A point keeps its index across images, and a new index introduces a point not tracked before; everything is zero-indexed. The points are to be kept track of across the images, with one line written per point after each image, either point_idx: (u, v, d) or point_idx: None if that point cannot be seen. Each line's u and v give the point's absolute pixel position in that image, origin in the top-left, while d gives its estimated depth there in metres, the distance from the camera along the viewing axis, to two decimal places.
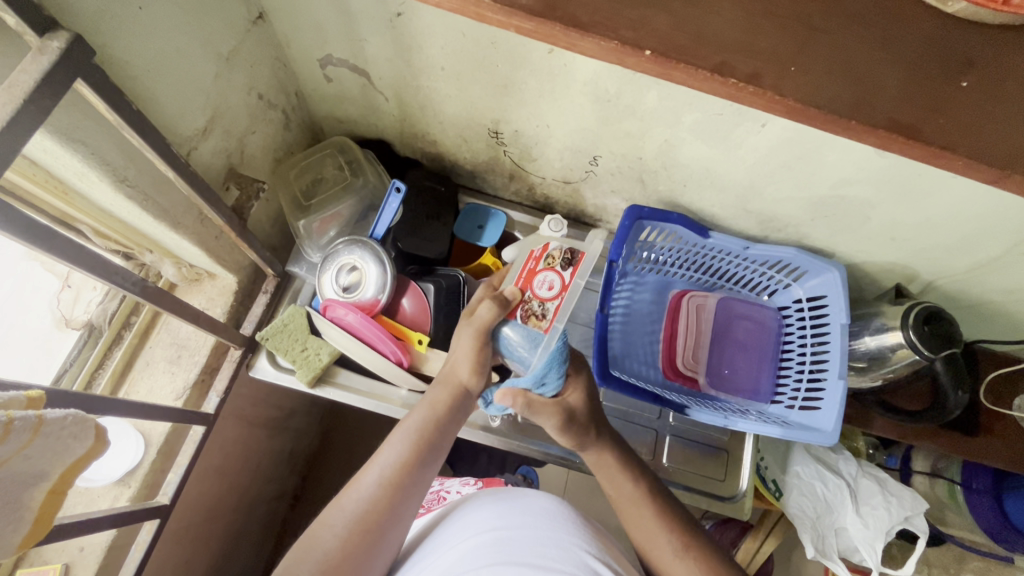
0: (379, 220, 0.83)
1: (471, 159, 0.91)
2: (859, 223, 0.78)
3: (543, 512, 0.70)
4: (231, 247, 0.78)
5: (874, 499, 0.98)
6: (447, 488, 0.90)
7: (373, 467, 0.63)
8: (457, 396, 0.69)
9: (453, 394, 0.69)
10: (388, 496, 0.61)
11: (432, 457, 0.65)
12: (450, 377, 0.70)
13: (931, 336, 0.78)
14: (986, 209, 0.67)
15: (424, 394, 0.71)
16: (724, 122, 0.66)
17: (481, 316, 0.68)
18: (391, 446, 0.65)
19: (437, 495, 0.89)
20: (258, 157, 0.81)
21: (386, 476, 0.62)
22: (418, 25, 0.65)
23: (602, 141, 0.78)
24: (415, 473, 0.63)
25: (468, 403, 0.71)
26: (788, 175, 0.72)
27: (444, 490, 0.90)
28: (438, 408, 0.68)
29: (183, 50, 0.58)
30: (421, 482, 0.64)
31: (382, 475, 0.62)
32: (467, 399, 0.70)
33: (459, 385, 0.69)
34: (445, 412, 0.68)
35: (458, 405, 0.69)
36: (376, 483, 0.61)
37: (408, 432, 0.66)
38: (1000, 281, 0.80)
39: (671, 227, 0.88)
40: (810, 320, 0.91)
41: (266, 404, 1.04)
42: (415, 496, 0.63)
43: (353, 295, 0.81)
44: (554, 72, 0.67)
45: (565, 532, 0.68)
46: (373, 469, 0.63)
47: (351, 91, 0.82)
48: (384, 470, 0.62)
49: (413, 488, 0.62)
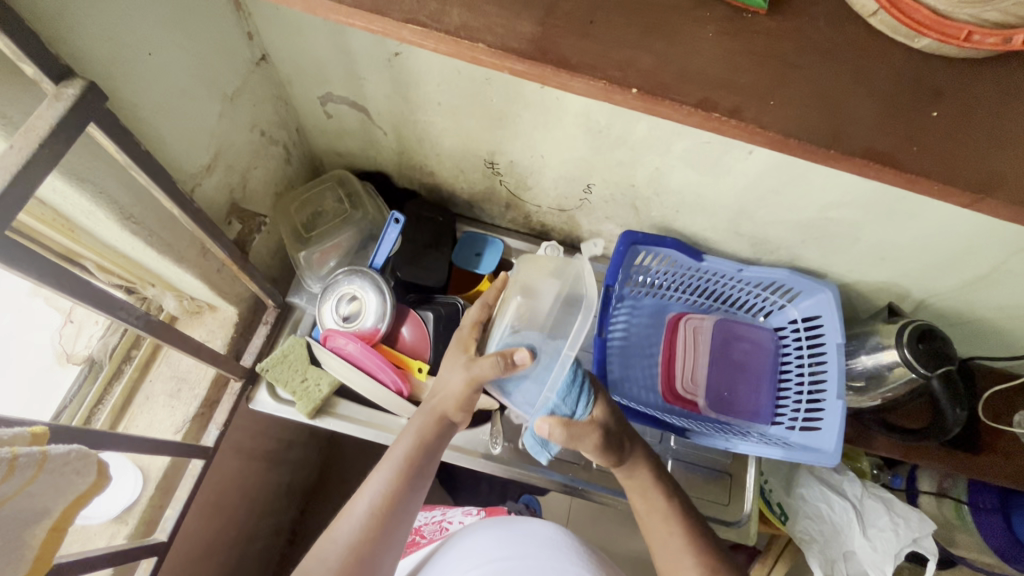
0: (379, 250, 0.84)
1: (468, 189, 0.94)
2: (849, 244, 0.80)
3: (543, 542, 0.71)
4: (232, 279, 0.79)
5: (880, 520, 0.97)
6: (449, 518, 0.89)
7: (363, 496, 0.63)
8: (442, 423, 0.69)
9: (435, 422, 0.68)
10: (378, 527, 0.62)
11: (419, 484, 0.66)
12: (431, 407, 0.69)
13: (926, 353, 0.78)
14: (970, 228, 0.69)
15: (410, 419, 0.70)
16: (712, 150, 0.69)
17: (480, 369, 0.63)
18: (378, 474, 0.65)
19: (438, 526, 0.88)
20: (260, 192, 0.82)
21: (376, 505, 0.62)
22: (416, 64, 0.68)
23: (595, 170, 0.80)
24: (404, 502, 0.64)
25: (451, 428, 0.70)
26: (778, 198, 0.74)
27: (445, 520, 0.89)
28: (422, 435, 0.67)
29: (190, 91, 0.61)
30: (409, 509, 0.64)
31: (371, 505, 0.62)
32: (449, 425, 0.69)
33: (443, 414, 0.68)
34: (430, 440, 0.68)
35: (443, 431, 0.69)
36: (367, 513, 0.62)
37: (397, 460, 0.65)
38: (991, 298, 0.82)
39: (666, 251, 0.90)
40: (806, 341, 0.92)
41: (265, 436, 1.04)
42: (403, 524, 0.64)
43: (353, 325, 0.82)
44: (547, 105, 0.70)
45: (566, 563, 0.69)
46: (362, 498, 0.63)
47: (350, 126, 0.85)
48: (374, 500, 0.63)
49: (402, 517, 0.64)
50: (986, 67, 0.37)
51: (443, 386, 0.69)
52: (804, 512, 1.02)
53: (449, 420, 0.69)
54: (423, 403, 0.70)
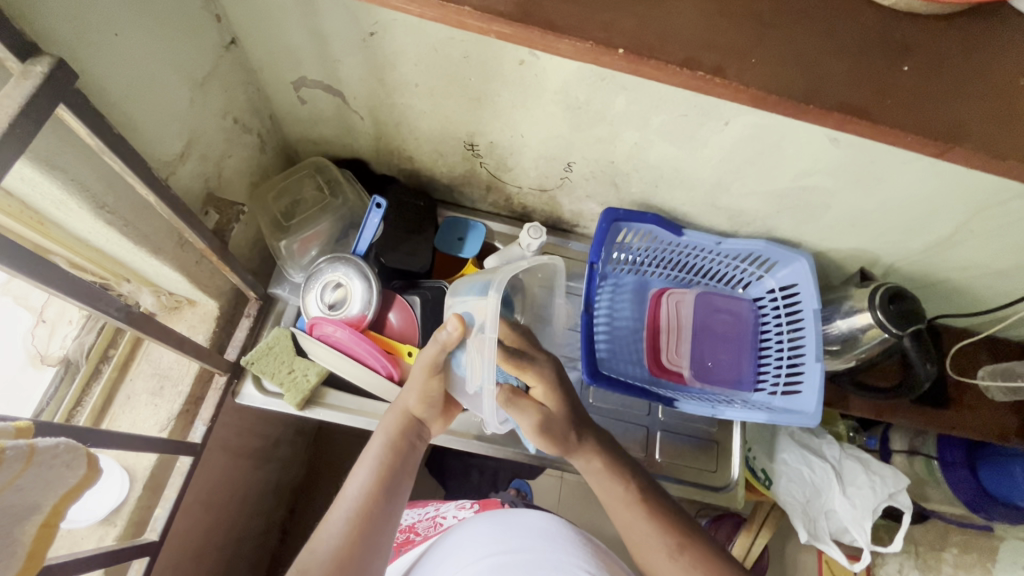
0: (361, 237, 0.83)
1: (448, 173, 0.94)
2: (822, 211, 0.83)
3: (539, 534, 0.73)
4: (211, 272, 0.77)
5: (859, 479, 1.07)
6: (443, 514, 0.92)
7: (341, 505, 0.63)
8: (409, 421, 0.71)
9: (402, 424, 0.70)
10: (359, 530, 0.61)
11: (397, 485, 0.66)
12: (395, 410, 0.72)
13: (897, 314, 0.82)
14: (931, 190, 0.73)
15: (379, 425, 0.72)
16: (689, 123, 0.71)
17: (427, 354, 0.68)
18: (354, 481, 0.65)
19: (432, 522, 0.90)
20: (235, 181, 0.80)
21: (354, 508, 0.62)
22: (392, 44, 0.68)
23: (575, 148, 0.82)
24: (383, 504, 0.64)
25: (420, 430, 0.72)
26: (753, 168, 0.77)
27: (439, 516, 0.91)
28: (391, 435, 0.69)
29: (160, 75, 0.59)
30: (390, 510, 0.64)
31: (349, 510, 0.62)
32: (417, 425, 0.72)
33: (408, 413, 0.71)
34: (401, 438, 0.69)
35: (412, 428, 0.71)
36: (345, 518, 0.61)
37: (370, 463, 0.66)
38: (950, 259, 0.87)
39: (646, 227, 0.92)
40: (784, 308, 0.95)
41: (252, 434, 1.03)
42: (386, 525, 0.63)
43: (340, 312, 0.81)
44: (525, 82, 0.70)
45: (567, 554, 0.70)
46: (340, 505, 0.63)
47: (326, 112, 0.84)
48: (352, 504, 0.63)
49: (383, 517, 0.63)
50: (951, 22, 0.39)
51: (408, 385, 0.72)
52: (787, 475, 1.09)
53: (418, 419, 0.72)
54: (391, 407, 0.73)
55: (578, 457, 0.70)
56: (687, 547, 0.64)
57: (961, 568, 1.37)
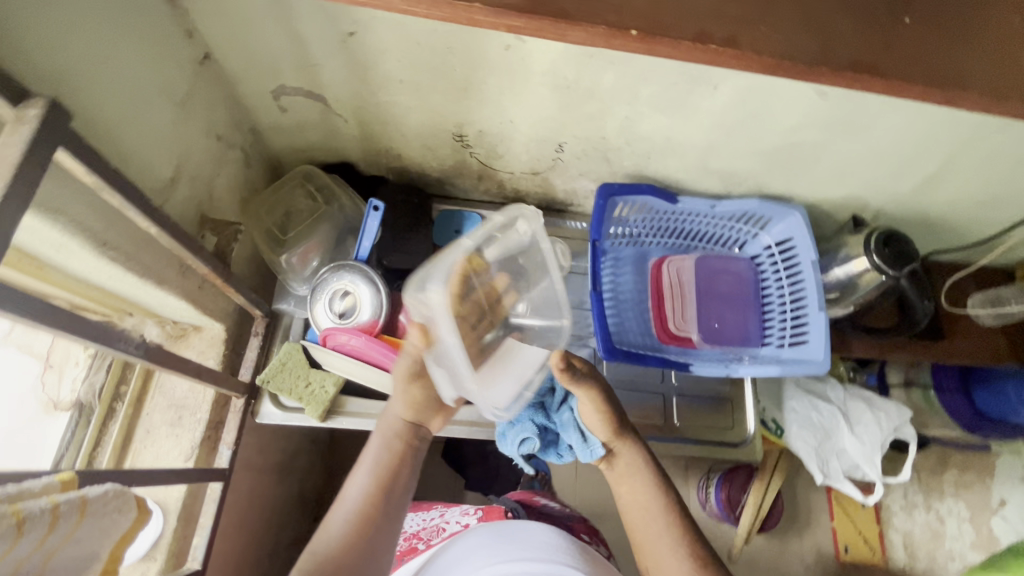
0: (362, 241, 0.82)
1: (438, 166, 0.93)
2: (812, 163, 0.85)
3: (540, 546, 0.75)
4: (214, 295, 0.76)
5: (864, 416, 1.14)
6: (447, 519, 0.93)
7: (342, 509, 0.65)
8: (407, 426, 0.72)
9: (399, 428, 0.71)
10: (358, 533, 0.63)
11: (396, 488, 0.68)
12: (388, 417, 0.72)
13: (892, 256, 0.85)
14: (916, 131, 0.75)
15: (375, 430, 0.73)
16: (679, 90, 0.72)
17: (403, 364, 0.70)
18: (353, 486, 0.67)
19: (436, 527, 0.92)
20: (226, 199, 0.78)
21: (353, 512, 0.64)
22: (373, 41, 0.66)
23: (565, 128, 0.81)
24: (383, 506, 0.66)
25: (420, 431, 0.73)
26: (743, 129, 0.78)
27: (443, 522, 0.92)
28: (390, 440, 0.70)
29: (142, 100, 0.57)
30: (393, 513, 0.66)
31: (348, 514, 0.64)
32: (416, 429, 0.72)
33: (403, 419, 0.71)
34: (399, 442, 0.70)
35: (410, 433, 0.71)
36: (343, 522, 0.63)
37: (369, 468, 0.68)
38: (937, 196, 0.89)
39: (641, 199, 0.93)
40: (782, 263, 0.97)
41: (271, 449, 1.02)
42: (387, 527, 0.65)
43: (351, 320, 0.80)
44: (512, 67, 0.69)
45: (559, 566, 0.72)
46: (340, 509, 0.65)
47: (308, 118, 0.82)
48: (350, 508, 0.65)
49: (382, 522, 0.65)
50: None
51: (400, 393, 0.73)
52: (798, 422, 1.14)
53: (414, 423, 0.72)
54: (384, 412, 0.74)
55: (619, 451, 0.75)
56: (705, 562, 0.66)
57: (963, 486, 1.45)
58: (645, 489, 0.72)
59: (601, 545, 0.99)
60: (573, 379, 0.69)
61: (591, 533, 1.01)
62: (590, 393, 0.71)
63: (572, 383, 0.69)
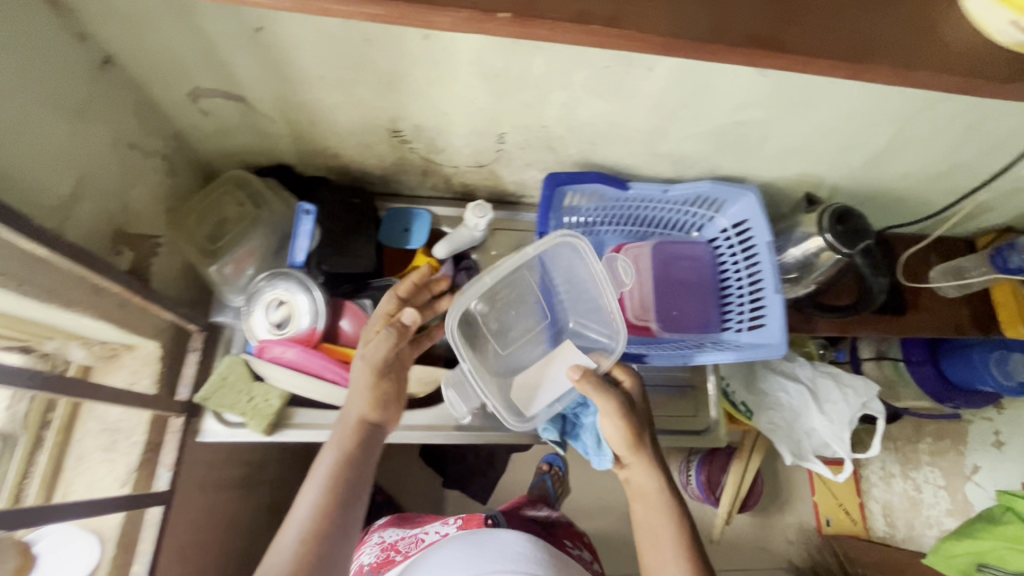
0: (295, 247, 0.78)
1: (379, 163, 0.90)
2: (761, 142, 0.83)
3: (510, 555, 0.72)
4: (141, 313, 0.72)
5: (833, 394, 1.11)
6: (427, 531, 0.92)
7: (292, 524, 0.60)
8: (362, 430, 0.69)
9: (354, 432, 0.68)
10: (311, 550, 0.58)
11: (352, 499, 0.63)
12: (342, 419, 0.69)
13: (844, 233, 0.83)
14: (861, 105, 0.73)
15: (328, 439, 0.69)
16: (614, 74, 0.68)
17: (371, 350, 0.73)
18: (304, 501, 0.62)
19: (416, 539, 0.91)
20: (148, 211, 0.74)
21: (306, 527, 0.59)
22: (284, 37, 0.62)
23: (503, 118, 0.78)
24: (338, 518, 0.61)
25: (375, 435, 0.70)
26: (684, 110, 0.76)
27: (423, 533, 0.92)
28: (345, 447, 0.66)
29: (23, 110, 0.53)
30: (349, 526, 0.61)
31: (301, 530, 0.59)
32: (372, 431, 0.70)
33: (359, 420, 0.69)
34: (353, 448, 0.67)
35: (366, 438, 0.69)
36: (296, 540, 0.58)
37: (321, 479, 0.63)
38: (891, 169, 0.88)
39: (590, 187, 0.90)
40: (738, 245, 0.95)
41: (230, 464, 1.00)
42: (343, 541, 0.60)
43: (288, 331, 0.77)
44: (435, 57, 0.66)
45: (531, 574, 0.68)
46: (291, 526, 0.60)
47: (233, 121, 0.78)
48: (302, 523, 0.59)
49: (340, 538, 0.60)
50: None
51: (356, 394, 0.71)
52: (766, 404, 1.15)
53: (371, 423, 0.70)
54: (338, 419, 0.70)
55: (633, 465, 0.72)
56: None
57: (937, 454, 1.44)
58: (658, 505, 0.70)
59: (584, 550, 0.99)
60: (596, 390, 0.71)
61: (575, 540, 1.01)
62: (609, 410, 0.71)
63: (596, 396, 0.71)
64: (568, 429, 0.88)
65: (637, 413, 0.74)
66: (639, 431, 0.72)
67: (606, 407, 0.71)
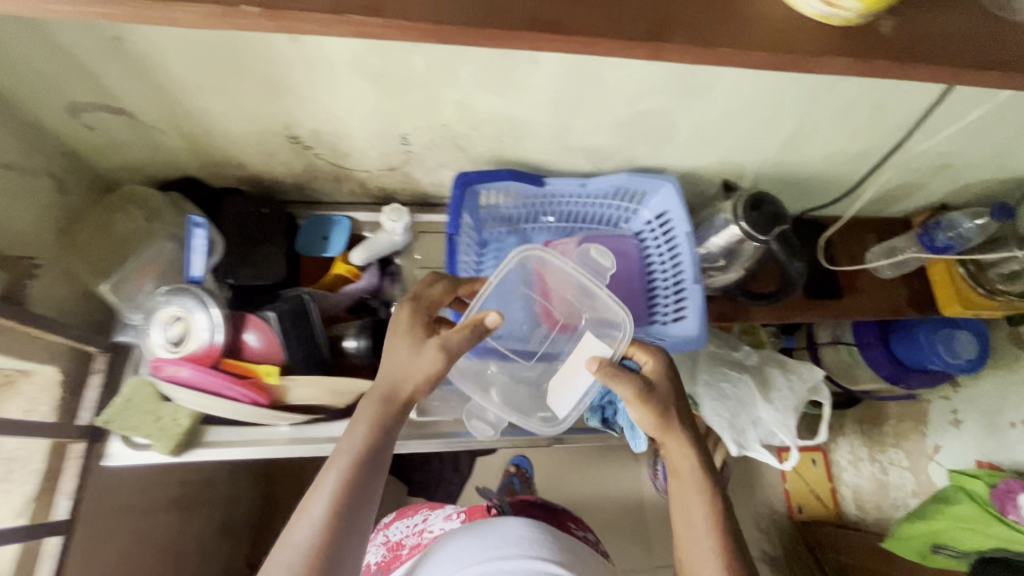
0: (190, 262, 0.76)
1: (289, 171, 0.88)
2: (669, 131, 0.81)
3: (515, 541, 0.69)
4: (29, 338, 0.70)
5: (779, 382, 1.12)
6: (429, 525, 0.94)
7: (320, 496, 0.58)
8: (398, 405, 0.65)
9: (387, 405, 0.65)
10: (338, 526, 0.57)
11: (375, 476, 0.62)
12: (387, 392, 0.65)
13: (759, 219, 0.81)
14: (758, 89, 0.71)
15: (358, 409, 0.65)
16: (499, 68, 0.67)
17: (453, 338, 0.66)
18: (331, 473, 0.60)
19: (419, 534, 0.93)
20: (32, 232, 0.72)
21: (335, 503, 0.58)
22: (148, 46, 0.60)
23: (401, 119, 0.76)
24: (362, 494, 0.59)
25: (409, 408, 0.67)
26: (583, 102, 0.74)
27: (425, 528, 0.94)
28: (377, 420, 0.64)
29: None
30: (370, 502, 0.60)
31: (329, 507, 0.57)
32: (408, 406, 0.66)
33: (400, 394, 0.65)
34: (383, 424, 0.64)
35: (397, 413, 0.65)
36: (325, 514, 0.57)
37: (348, 455, 0.61)
38: (809, 152, 0.86)
39: (504, 184, 0.89)
40: (662, 237, 0.94)
41: (166, 486, 0.98)
42: (364, 518, 0.59)
43: (183, 347, 0.74)
44: (311, 59, 0.64)
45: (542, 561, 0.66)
46: (319, 500, 0.58)
47: (125, 136, 0.76)
48: (331, 500, 0.58)
49: (359, 517, 0.58)
50: None
51: (398, 366, 0.66)
52: (711, 395, 1.11)
53: (411, 397, 0.66)
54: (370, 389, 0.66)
55: (670, 444, 0.69)
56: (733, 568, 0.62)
57: (901, 435, 1.40)
58: (691, 486, 0.67)
59: (588, 532, 1.02)
60: (611, 379, 0.68)
61: (577, 523, 1.03)
62: (630, 398, 0.68)
63: (615, 384, 0.68)
64: (608, 416, 0.93)
65: (672, 392, 0.71)
66: (666, 412, 0.69)
67: (626, 390, 0.68)
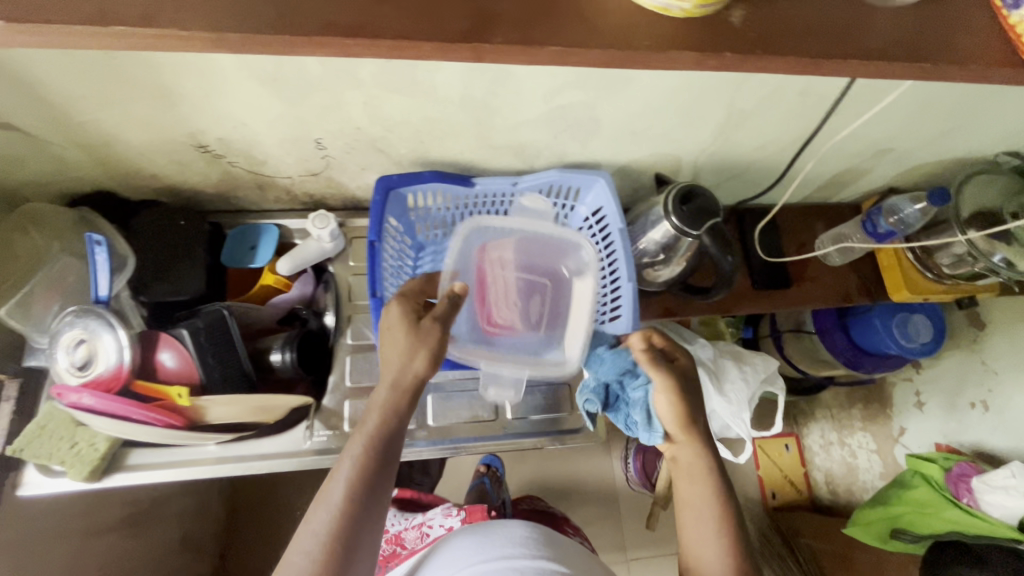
0: (95, 281, 0.73)
1: (206, 180, 0.84)
2: (595, 126, 0.78)
3: (519, 540, 0.67)
4: None
5: (733, 375, 1.09)
6: (429, 521, 0.95)
7: (335, 482, 0.57)
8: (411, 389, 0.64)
9: (403, 388, 0.63)
10: (356, 510, 0.56)
11: (391, 460, 0.60)
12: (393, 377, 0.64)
13: (688, 213, 0.79)
14: (677, 82, 0.68)
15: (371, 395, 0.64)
16: (399, 68, 0.63)
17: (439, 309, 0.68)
18: (347, 459, 0.59)
19: (420, 531, 0.93)
20: None
21: (352, 487, 0.57)
22: (13, 59, 0.57)
23: (310, 123, 0.73)
24: (378, 480, 0.58)
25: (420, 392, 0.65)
26: (497, 100, 0.71)
27: (425, 524, 0.94)
28: (392, 405, 0.62)
29: None
30: (385, 486, 0.59)
31: (346, 490, 0.56)
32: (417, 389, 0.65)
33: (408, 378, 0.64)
34: (396, 408, 0.63)
35: (410, 397, 0.64)
36: (342, 498, 0.56)
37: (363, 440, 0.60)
38: (743, 141, 0.84)
39: (429, 185, 0.87)
40: (599, 233, 0.93)
41: (110, 509, 0.95)
42: (381, 503, 0.58)
43: (88, 372, 0.72)
44: (195, 66, 0.60)
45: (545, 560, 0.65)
46: (335, 484, 0.57)
47: (19, 153, 0.72)
48: (349, 483, 0.57)
49: (376, 501, 0.58)
50: None
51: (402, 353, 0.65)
52: None
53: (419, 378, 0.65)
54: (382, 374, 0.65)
55: (683, 443, 0.69)
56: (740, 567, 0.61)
57: (869, 419, 1.39)
58: (703, 484, 0.66)
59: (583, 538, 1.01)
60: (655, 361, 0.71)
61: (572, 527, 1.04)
62: (666, 385, 0.69)
63: (651, 369, 0.71)
64: (613, 402, 0.86)
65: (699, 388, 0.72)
66: (692, 411, 0.69)
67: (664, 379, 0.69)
